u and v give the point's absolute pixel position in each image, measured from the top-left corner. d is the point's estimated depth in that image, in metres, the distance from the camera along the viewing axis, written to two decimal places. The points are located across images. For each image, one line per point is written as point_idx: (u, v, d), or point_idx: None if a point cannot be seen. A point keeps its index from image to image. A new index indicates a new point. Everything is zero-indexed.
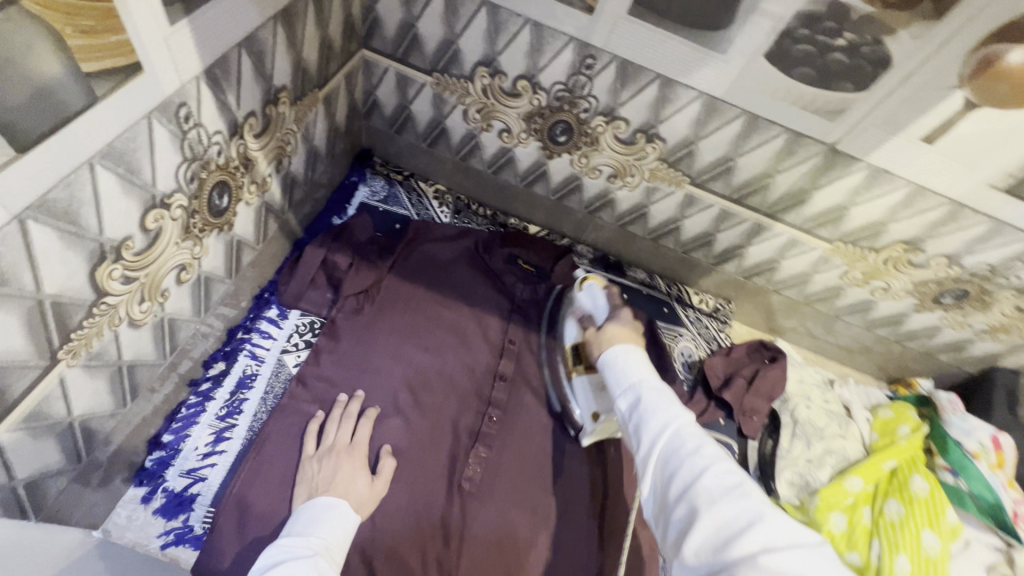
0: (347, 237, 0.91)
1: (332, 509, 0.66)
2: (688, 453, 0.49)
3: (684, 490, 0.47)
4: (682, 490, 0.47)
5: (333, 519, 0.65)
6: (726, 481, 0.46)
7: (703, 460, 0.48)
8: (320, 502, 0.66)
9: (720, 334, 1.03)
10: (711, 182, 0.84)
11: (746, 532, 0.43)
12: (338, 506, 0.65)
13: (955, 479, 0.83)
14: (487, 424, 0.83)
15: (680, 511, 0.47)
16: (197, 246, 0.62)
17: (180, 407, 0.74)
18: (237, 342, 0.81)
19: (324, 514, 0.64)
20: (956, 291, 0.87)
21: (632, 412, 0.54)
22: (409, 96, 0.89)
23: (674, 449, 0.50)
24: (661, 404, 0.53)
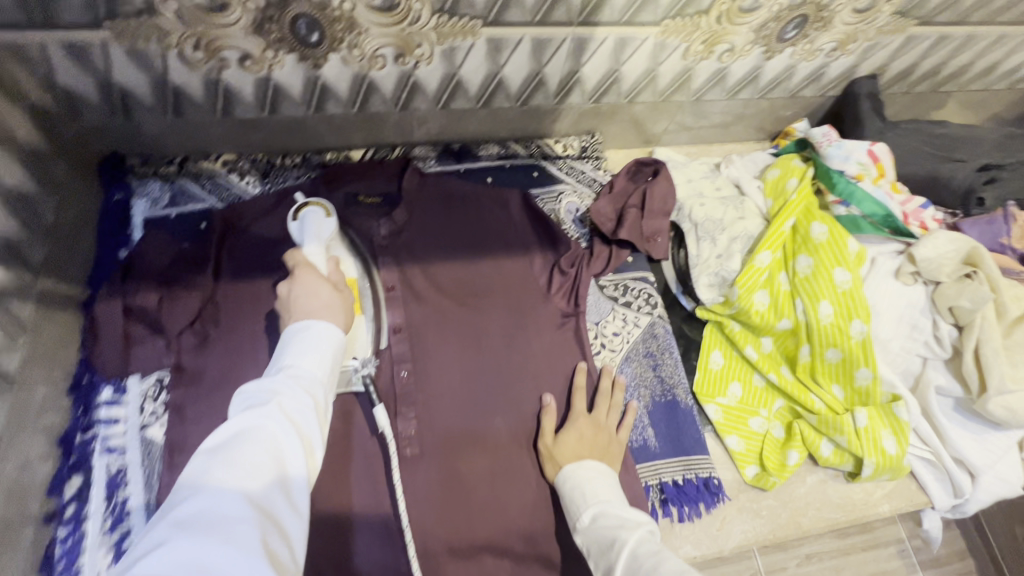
0: (142, 268, 0.74)
1: (301, 338, 0.53)
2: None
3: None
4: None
5: (296, 345, 0.52)
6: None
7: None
8: (288, 328, 0.54)
9: (598, 173, 0.98)
10: (505, 13, 0.70)
11: None
12: (316, 329, 0.54)
13: (847, 209, 0.84)
14: (400, 384, 0.76)
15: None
16: None
17: (53, 545, 0.63)
18: (82, 447, 0.68)
19: (297, 339, 0.52)
20: (795, 21, 0.81)
21: (599, 551, 0.61)
22: (101, 67, 0.67)
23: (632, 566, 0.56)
24: (642, 538, 0.59)
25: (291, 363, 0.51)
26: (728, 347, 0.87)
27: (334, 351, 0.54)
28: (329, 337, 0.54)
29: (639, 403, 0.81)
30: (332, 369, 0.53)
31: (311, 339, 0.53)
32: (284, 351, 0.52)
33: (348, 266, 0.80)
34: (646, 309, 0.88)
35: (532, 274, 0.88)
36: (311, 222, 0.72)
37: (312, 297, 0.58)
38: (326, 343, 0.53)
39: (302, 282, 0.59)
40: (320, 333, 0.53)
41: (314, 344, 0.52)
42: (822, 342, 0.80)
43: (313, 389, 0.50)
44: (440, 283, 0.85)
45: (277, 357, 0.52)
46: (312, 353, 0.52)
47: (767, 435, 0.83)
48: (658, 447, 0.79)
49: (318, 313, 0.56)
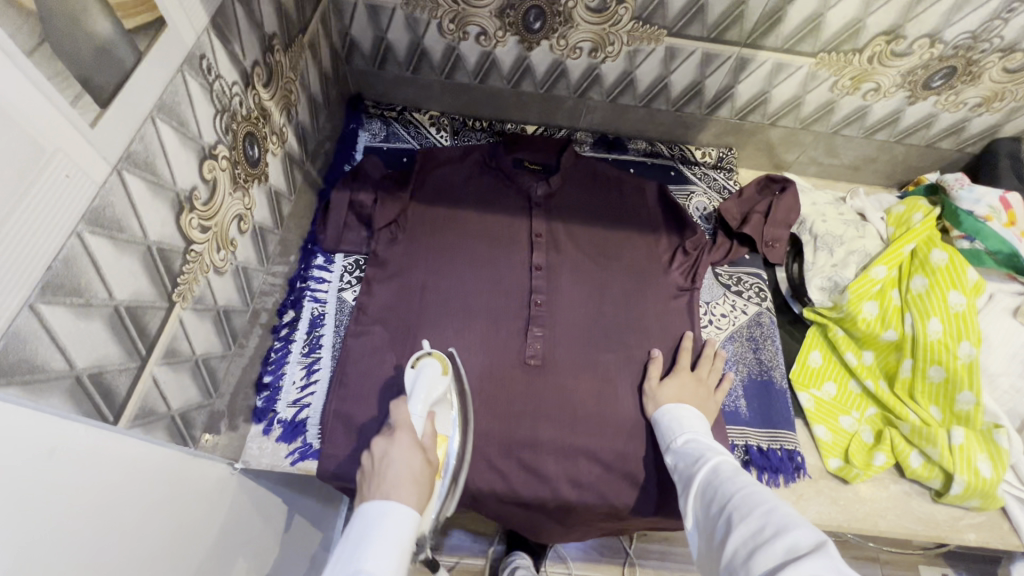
0: (364, 176, 0.97)
1: (377, 531, 0.57)
2: (744, 494, 0.57)
3: (725, 504, 0.58)
4: (727, 500, 0.58)
5: (370, 541, 0.56)
6: (769, 519, 0.52)
7: (759, 498, 0.55)
8: (367, 514, 0.59)
9: (729, 183, 1.10)
10: (688, 27, 0.87)
11: (750, 496, 0.56)
12: (396, 510, 0.59)
13: (971, 244, 0.90)
14: (535, 307, 0.91)
15: (720, 522, 0.57)
16: (246, 198, 0.69)
17: (270, 352, 0.84)
18: (299, 290, 0.89)
19: (374, 533, 0.56)
20: (944, 71, 0.90)
21: (685, 466, 0.70)
22: (383, 26, 0.92)
23: (712, 476, 0.64)
24: (725, 459, 0.66)
25: (367, 565, 0.54)
26: (828, 351, 0.94)
27: (404, 542, 0.57)
28: (408, 521, 0.59)
29: (736, 376, 0.90)
30: (403, 564, 0.56)
31: (386, 533, 0.57)
32: (361, 546, 0.55)
33: (447, 428, 0.76)
34: (755, 300, 0.98)
35: (657, 251, 1.01)
36: (427, 374, 0.77)
37: (405, 463, 0.64)
38: (401, 532, 0.58)
39: (397, 445, 0.66)
40: (399, 522, 0.58)
41: (388, 538, 0.56)
42: (926, 358, 0.85)
43: None
44: (581, 240, 1.00)
45: (354, 559, 0.54)
46: (381, 551, 0.55)
47: (855, 435, 0.87)
48: (749, 416, 0.87)
49: (401, 487, 0.61)
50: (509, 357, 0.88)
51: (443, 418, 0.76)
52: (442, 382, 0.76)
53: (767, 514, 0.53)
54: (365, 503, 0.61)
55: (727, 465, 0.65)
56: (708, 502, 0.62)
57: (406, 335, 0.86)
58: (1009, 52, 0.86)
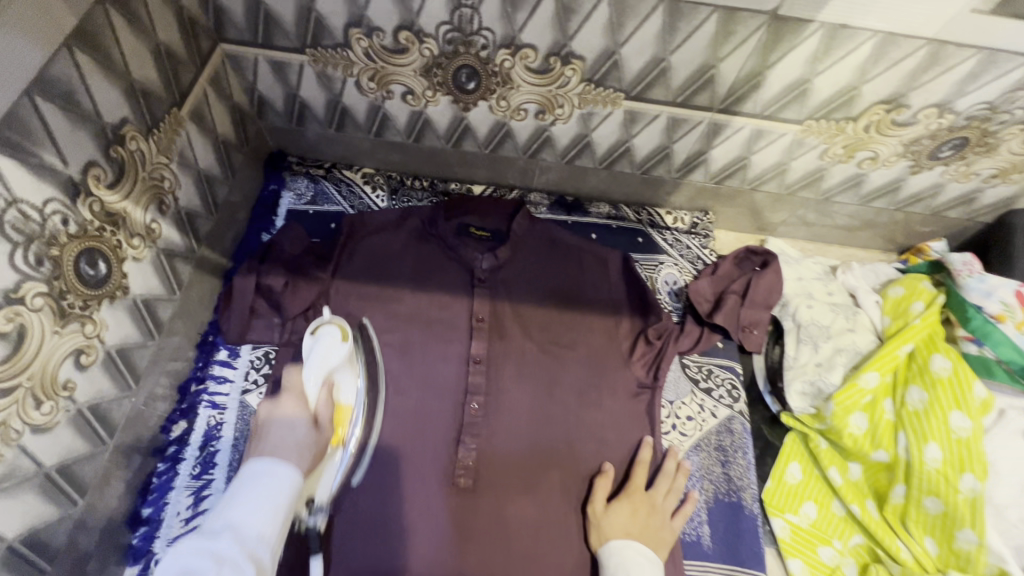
0: (277, 254, 0.84)
1: (257, 485, 0.55)
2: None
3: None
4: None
5: (258, 495, 0.54)
6: None
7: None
8: (242, 475, 0.56)
9: (704, 252, 0.96)
10: (649, 91, 0.73)
11: None
12: (279, 468, 0.57)
13: (980, 349, 0.77)
14: (469, 414, 0.78)
15: None
16: (89, 325, 0.56)
17: (151, 477, 0.72)
18: (193, 396, 0.77)
19: (255, 481, 0.55)
20: (955, 141, 0.76)
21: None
22: (292, 82, 0.79)
23: None
24: None
25: (232, 517, 0.52)
26: (809, 463, 0.81)
27: (285, 501, 0.56)
28: (287, 479, 0.57)
29: (700, 495, 0.78)
30: (278, 527, 0.54)
31: (275, 491, 0.55)
32: (238, 503, 0.53)
33: (348, 395, 0.74)
34: (727, 401, 0.85)
35: (617, 338, 0.87)
36: (323, 342, 0.76)
37: (285, 429, 0.64)
38: (282, 487, 0.56)
39: (274, 406, 0.68)
40: (281, 475, 0.57)
41: (263, 492, 0.54)
42: (922, 486, 0.72)
43: (254, 549, 0.50)
44: (532, 323, 0.87)
45: (221, 508, 0.53)
46: (262, 503, 0.54)
47: (836, 570, 0.76)
48: (712, 548, 0.75)
49: (284, 448, 0.61)
50: (436, 477, 0.76)
51: (344, 384, 0.74)
52: (339, 349, 0.75)
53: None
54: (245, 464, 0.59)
55: None
56: None
57: None
58: None
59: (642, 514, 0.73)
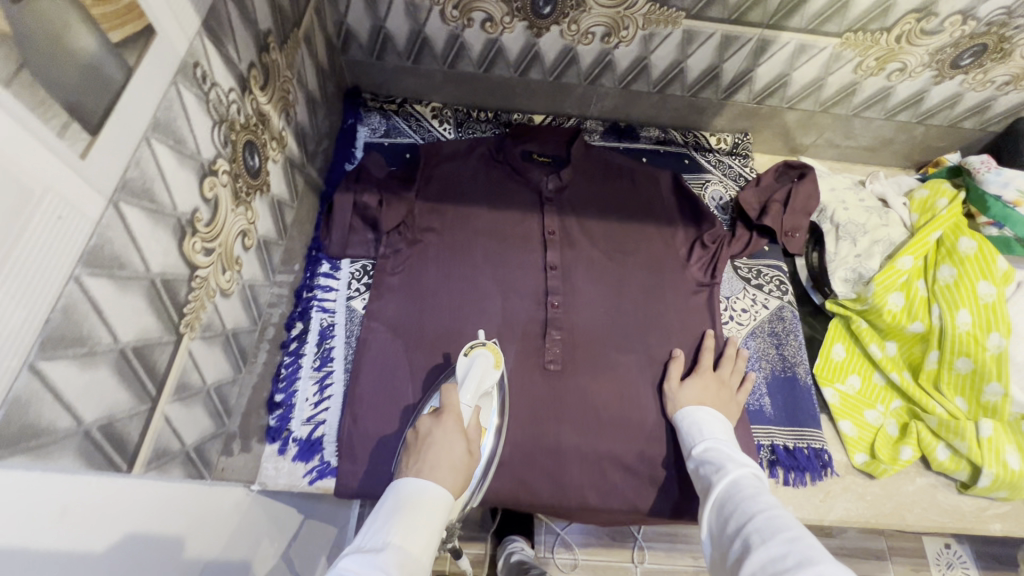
0: (367, 176, 0.92)
1: (410, 508, 0.57)
2: (767, 518, 0.55)
3: (743, 526, 0.57)
4: (747, 522, 0.56)
5: (410, 520, 0.56)
6: (790, 549, 0.50)
7: (782, 525, 0.54)
8: (401, 493, 0.59)
9: (745, 170, 1.06)
10: (707, 9, 0.82)
11: (770, 520, 0.55)
12: (429, 492, 0.59)
13: (1000, 231, 0.88)
14: (552, 310, 0.88)
15: (737, 543, 0.56)
16: (249, 211, 0.64)
17: (280, 368, 0.80)
18: (306, 301, 0.85)
19: (408, 505, 0.57)
20: (974, 48, 0.86)
21: (707, 476, 0.69)
22: (381, 14, 0.86)
23: (731, 493, 0.63)
24: (747, 474, 0.65)
25: (394, 540, 0.54)
26: (851, 343, 0.92)
27: (435, 528, 0.58)
28: (441, 505, 0.59)
29: (759, 374, 0.88)
30: (429, 548, 0.56)
31: (420, 512, 0.57)
32: (394, 524, 0.56)
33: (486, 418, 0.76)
34: (777, 294, 0.95)
35: (674, 245, 0.97)
36: (477, 366, 0.76)
37: (444, 449, 0.64)
38: (437, 513, 0.58)
39: (443, 428, 0.66)
40: (433, 501, 0.58)
41: (421, 518, 0.57)
42: (955, 349, 0.83)
43: (411, 573, 0.53)
44: (599, 234, 0.97)
45: (382, 530, 0.55)
46: (414, 528, 0.56)
47: (880, 429, 0.86)
48: (773, 414, 0.85)
49: (439, 472, 0.62)
50: (528, 365, 0.85)
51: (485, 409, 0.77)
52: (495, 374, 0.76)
53: (792, 543, 0.51)
54: (398, 481, 0.61)
55: (748, 482, 0.63)
56: (726, 519, 0.60)
57: (424, 345, 0.83)
58: None
59: (715, 386, 0.82)
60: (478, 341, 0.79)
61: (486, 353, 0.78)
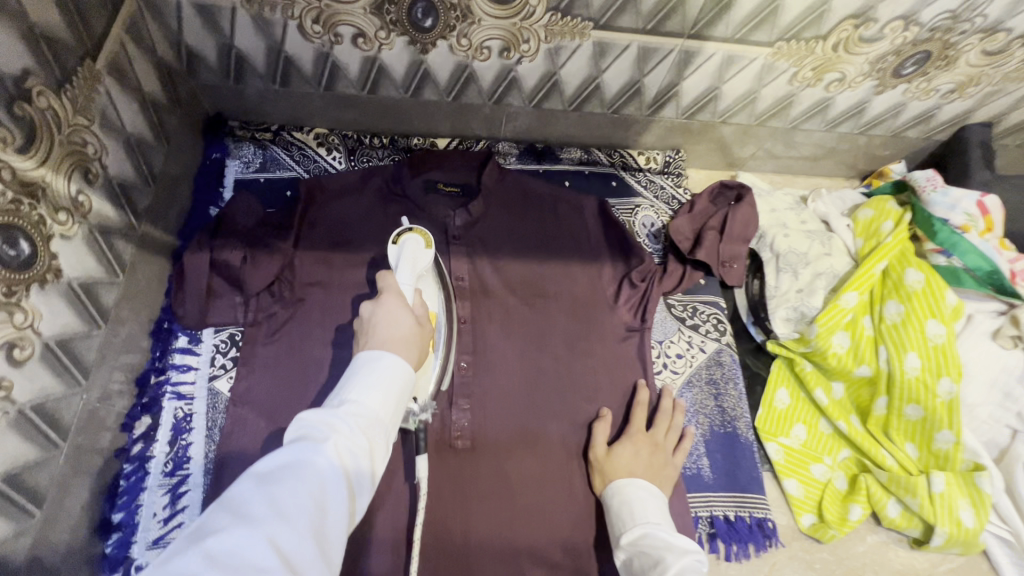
0: (230, 227, 0.76)
1: (368, 370, 0.49)
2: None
3: None
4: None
5: (369, 382, 0.48)
6: None
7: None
8: (358, 358, 0.50)
9: (678, 191, 0.95)
10: (618, 17, 0.69)
11: None
12: (382, 359, 0.50)
13: (948, 260, 0.79)
14: (459, 375, 0.75)
15: None
16: (18, 315, 0.48)
17: (119, 479, 0.65)
18: (154, 389, 0.70)
19: (361, 369, 0.49)
20: (917, 56, 0.77)
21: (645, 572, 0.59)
22: (226, 31, 0.70)
23: None
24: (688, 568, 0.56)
25: (352, 398, 0.47)
26: (795, 388, 0.83)
27: (400, 388, 0.50)
28: (402, 370, 0.51)
29: (697, 430, 0.78)
30: (396, 411, 0.49)
31: (380, 376, 0.49)
32: (352, 380, 0.48)
33: (434, 300, 0.69)
34: (714, 335, 0.85)
35: (600, 284, 0.85)
36: (409, 249, 0.66)
37: (392, 323, 0.55)
38: (397, 379, 0.50)
39: (384, 306, 0.56)
40: (388, 367, 0.49)
41: (380, 382, 0.48)
42: (904, 396, 0.75)
43: (372, 432, 0.46)
44: (514, 277, 0.84)
45: (341, 388, 0.48)
46: (377, 389, 0.48)
47: (828, 485, 0.78)
48: (712, 478, 0.76)
49: (393, 343, 0.53)
50: (431, 444, 0.73)
51: (429, 292, 0.69)
52: (430, 255, 0.66)
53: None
54: (356, 353, 0.52)
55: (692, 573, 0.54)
56: None
57: None
58: (990, 33, 0.74)
59: (644, 454, 0.72)
60: (407, 219, 0.68)
61: (420, 228, 0.68)
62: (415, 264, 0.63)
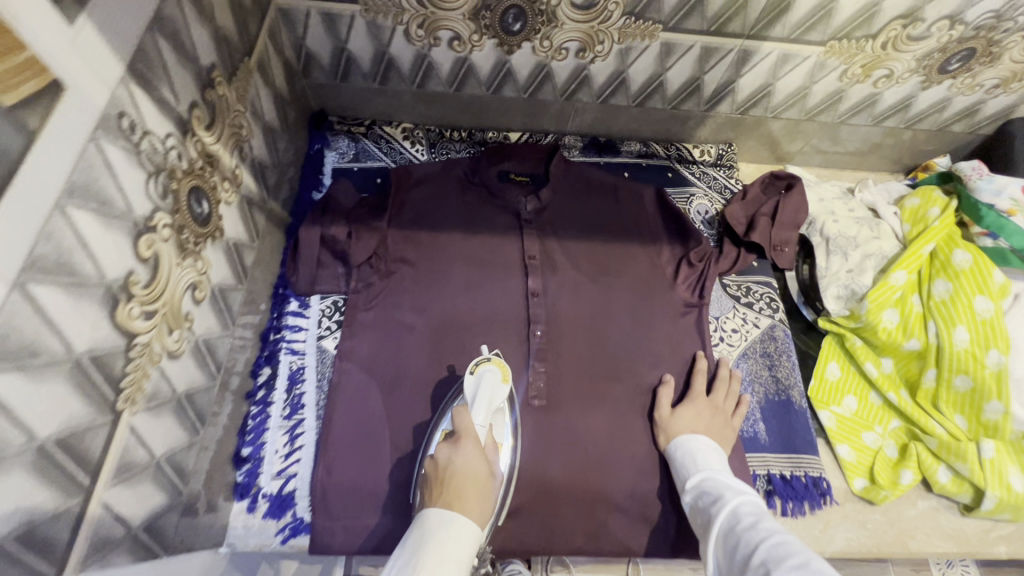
0: (335, 207, 0.87)
1: (441, 538, 0.54)
2: (772, 547, 0.50)
3: (749, 558, 0.52)
4: (751, 554, 0.51)
5: (439, 548, 0.54)
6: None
7: (786, 553, 0.49)
8: (428, 522, 0.56)
9: (730, 182, 1.02)
10: (686, 20, 0.78)
11: (780, 546, 0.50)
12: (454, 519, 0.56)
13: (995, 242, 0.84)
14: (535, 340, 0.84)
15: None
16: (200, 262, 0.59)
17: (247, 419, 0.76)
18: (273, 344, 0.81)
19: (433, 536, 0.55)
20: (962, 53, 0.83)
21: (706, 509, 0.64)
22: (342, 36, 0.81)
23: (732, 522, 0.58)
24: (747, 502, 0.60)
25: (420, 569, 0.51)
26: (846, 362, 0.89)
27: (466, 557, 0.55)
28: (471, 534, 0.56)
29: (752, 398, 0.85)
30: None
31: (447, 543, 0.54)
32: (422, 554, 0.53)
33: (501, 433, 0.73)
34: (767, 312, 0.92)
35: (660, 264, 0.93)
36: (486, 382, 0.72)
37: (467, 470, 0.61)
38: (463, 546, 0.55)
39: (462, 452, 0.63)
40: (461, 529, 0.55)
41: (448, 547, 0.54)
42: (952, 367, 0.80)
43: None
44: (582, 256, 0.92)
45: (409, 560, 0.53)
46: (442, 560, 0.53)
47: (880, 452, 0.83)
48: (768, 440, 0.82)
49: (464, 496, 0.59)
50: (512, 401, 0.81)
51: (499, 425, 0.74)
52: (505, 390, 0.72)
53: (799, 572, 0.46)
54: (425, 507, 0.58)
55: (747, 507, 0.59)
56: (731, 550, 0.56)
57: (400, 385, 0.79)
58: None
59: (707, 414, 0.78)
60: (482, 350, 0.75)
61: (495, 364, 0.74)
62: (489, 406, 0.70)
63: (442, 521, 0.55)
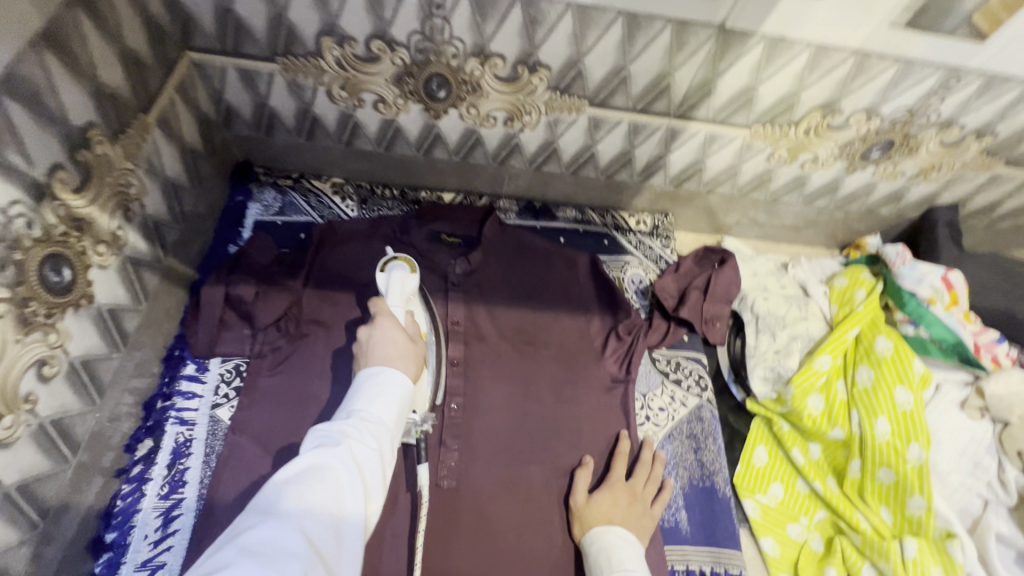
0: (246, 264, 0.81)
1: (372, 384, 0.53)
2: None
3: None
4: None
5: (373, 393, 0.53)
6: None
7: None
8: (358, 377, 0.54)
9: (666, 251, 1.01)
10: (611, 97, 0.78)
11: None
12: (383, 372, 0.55)
13: (916, 330, 0.84)
14: (449, 416, 0.79)
15: None
16: (53, 334, 0.54)
17: (115, 501, 0.68)
18: (159, 414, 0.74)
19: (365, 384, 0.53)
20: (881, 143, 0.85)
21: None
22: (262, 91, 0.79)
23: None
24: None
25: (357, 409, 0.51)
26: (773, 446, 0.87)
27: (401, 398, 0.54)
28: (401, 382, 0.55)
29: (676, 483, 0.81)
30: (398, 416, 0.53)
31: (383, 387, 0.54)
32: (357, 396, 0.52)
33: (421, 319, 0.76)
34: (695, 391, 0.89)
35: (588, 335, 0.90)
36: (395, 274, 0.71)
37: (388, 343, 0.59)
38: (394, 393, 0.54)
39: (380, 329, 0.60)
40: (390, 378, 0.54)
41: (380, 392, 0.53)
42: (875, 459, 0.78)
43: (380, 434, 0.50)
44: (509, 323, 0.88)
45: (347, 405, 0.52)
46: (379, 401, 0.52)
47: (805, 545, 0.80)
48: (689, 532, 0.78)
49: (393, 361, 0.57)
50: None
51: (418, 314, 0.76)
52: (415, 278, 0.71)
53: None
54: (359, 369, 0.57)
55: None
56: None
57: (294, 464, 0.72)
58: (946, 126, 0.82)
59: (626, 503, 0.73)
60: (388, 249, 0.74)
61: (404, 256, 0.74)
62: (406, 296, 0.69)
63: (372, 375, 0.54)
